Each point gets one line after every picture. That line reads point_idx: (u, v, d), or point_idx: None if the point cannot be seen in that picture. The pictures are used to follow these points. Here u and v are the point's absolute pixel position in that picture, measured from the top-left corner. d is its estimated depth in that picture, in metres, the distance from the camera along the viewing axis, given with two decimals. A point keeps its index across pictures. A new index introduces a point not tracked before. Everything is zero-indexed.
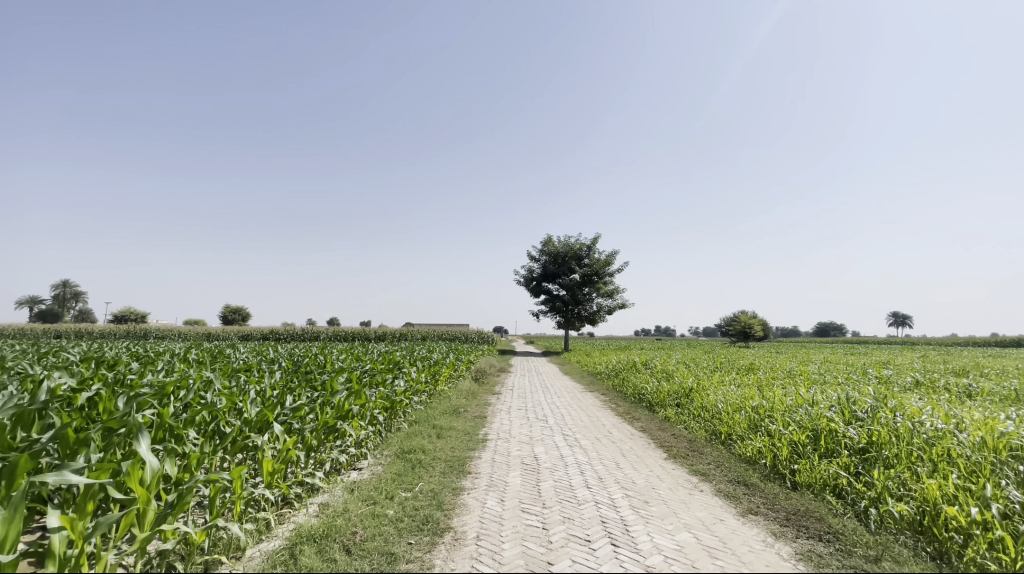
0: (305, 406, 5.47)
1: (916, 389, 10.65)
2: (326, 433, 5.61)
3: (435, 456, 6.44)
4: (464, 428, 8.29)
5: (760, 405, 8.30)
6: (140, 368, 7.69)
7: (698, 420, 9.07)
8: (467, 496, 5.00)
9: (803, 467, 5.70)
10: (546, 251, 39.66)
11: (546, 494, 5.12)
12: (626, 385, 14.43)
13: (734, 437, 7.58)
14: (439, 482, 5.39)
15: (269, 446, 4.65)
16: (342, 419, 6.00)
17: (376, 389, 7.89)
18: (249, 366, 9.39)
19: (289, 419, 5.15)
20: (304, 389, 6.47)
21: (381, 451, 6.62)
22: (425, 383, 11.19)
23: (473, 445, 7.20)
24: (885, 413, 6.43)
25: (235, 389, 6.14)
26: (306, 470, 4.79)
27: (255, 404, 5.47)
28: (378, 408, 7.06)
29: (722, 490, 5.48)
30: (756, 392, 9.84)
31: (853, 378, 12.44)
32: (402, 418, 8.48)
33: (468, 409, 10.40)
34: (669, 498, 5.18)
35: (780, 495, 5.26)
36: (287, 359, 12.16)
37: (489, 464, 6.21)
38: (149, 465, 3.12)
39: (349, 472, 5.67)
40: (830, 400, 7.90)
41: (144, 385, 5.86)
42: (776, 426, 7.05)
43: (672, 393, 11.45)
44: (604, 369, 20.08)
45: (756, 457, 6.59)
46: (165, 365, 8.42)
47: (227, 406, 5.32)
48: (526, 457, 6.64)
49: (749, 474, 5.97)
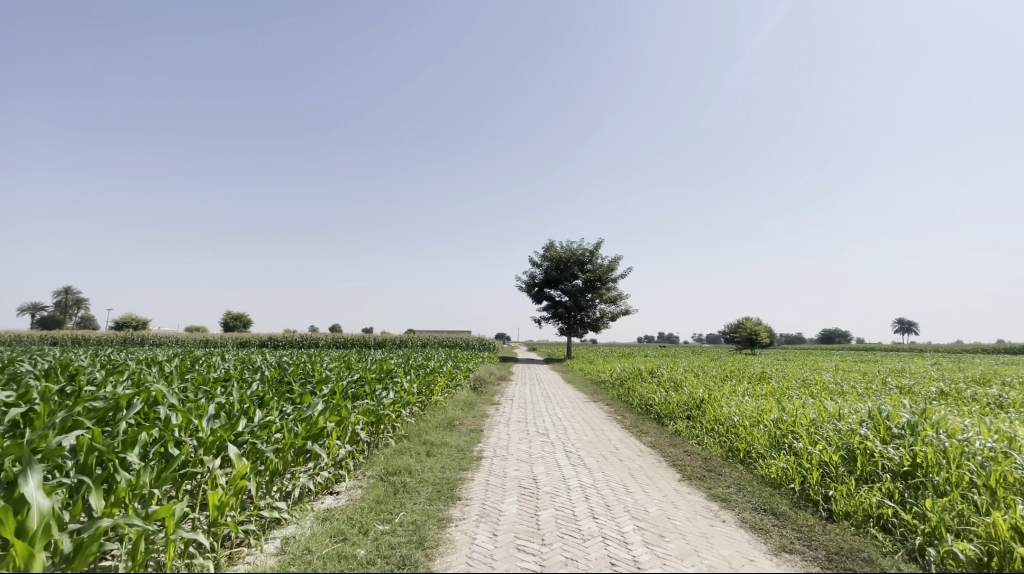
0: (271, 424, 4.83)
1: (945, 399, 9.92)
2: (297, 455, 4.96)
3: (422, 479, 5.74)
4: (457, 445, 7.60)
5: (780, 418, 7.59)
6: (105, 379, 7.04)
7: (711, 435, 8.38)
8: (455, 530, 4.30)
9: (840, 494, 4.99)
10: (549, 256, 39.04)
11: (545, 527, 4.44)
12: (632, 395, 13.70)
13: (754, 456, 6.86)
14: (422, 512, 4.69)
15: (222, 473, 3.99)
16: (316, 438, 5.34)
17: (361, 403, 7.23)
18: (228, 376, 8.72)
19: (251, 440, 4.51)
20: (275, 404, 5.80)
21: (364, 473, 5.96)
22: (418, 393, 10.49)
23: (465, 464, 6.51)
24: (927, 429, 5.71)
25: (198, 403, 5.48)
26: (267, 500, 4.16)
27: (215, 421, 4.83)
28: (361, 423, 6.40)
29: (748, 522, 4.78)
30: (773, 403, 9.14)
31: (875, 388, 11.69)
32: (389, 433, 7.80)
33: (464, 422, 9.72)
34: (688, 531, 4.50)
35: (815, 528, 4.56)
36: (274, 367, 11.53)
37: (482, 488, 5.52)
38: (35, 506, 2.57)
39: (322, 498, 5.03)
40: (860, 413, 7.18)
41: (94, 399, 5.21)
42: (802, 443, 6.34)
43: (682, 404, 10.74)
44: (608, 378, 19.28)
45: (782, 479, 5.87)
46: (132, 374, 7.73)
47: (182, 423, 4.68)
48: (525, 479, 5.95)
49: (776, 500, 5.25)
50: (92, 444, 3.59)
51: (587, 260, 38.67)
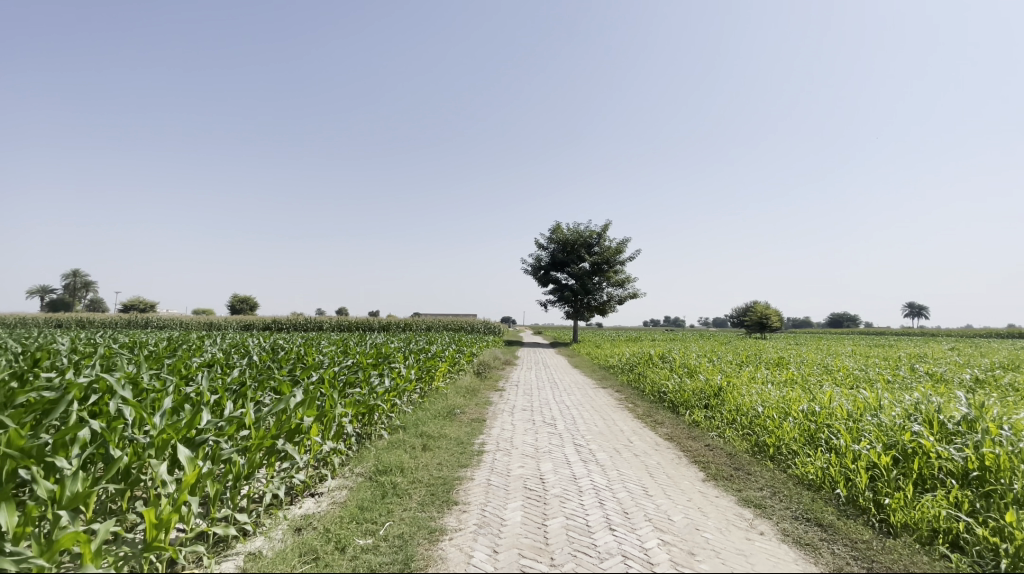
0: (237, 418, 4.21)
1: (987, 389, 9.12)
2: (267, 454, 4.31)
3: (414, 479, 5.09)
4: (458, 436, 6.99)
5: (812, 410, 6.91)
6: (74, 366, 6.46)
7: (733, 427, 7.73)
8: (447, 546, 3.67)
9: (897, 503, 4.31)
10: (555, 238, 38.12)
11: (555, 541, 3.79)
12: (643, 382, 13.09)
13: (786, 452, 6.21)
14: (412, 521, 4.05)
15: (168, 482, 3.37)
16: (292, 435, 4.70)
17: (350, 392, 6.60)
18: (212, 361, 8.15)
19: (210, 440, 3.87)
20: (250, 396, 5.15)
21: (352, 471, 5.37)
22: (417, 379, 9.87)
23: (464, 460, 5.88)
24: (991, 426, 4.99)
25: (161, 394, 4.87)
26: (226, 513, 3.55)
27: (173, 415, 4.20)
28: (348, 415, 5.77)
29: (790, 535, 4.11)
30: (800, 393, 8.45)
31: (905, 375, 10.89)
32: (383, 424, 7.17)
33: (465, 410, 9.12)
34: (722, 547, 3.86)
35: (872, 545, 3.90)
36: (266, 351, 10.93)
37: (482, 490, 4.88)
38: None
39: (300, 503, 4.44)
40: (902, 406, 6.47)
41: (43, 388, 4.61)
42: (842, 440, 5.67)
43: (698, 391, 10.09)
44: (616, 363, 18.60)
45: (823, 482, 5.18)
46: (103, 359, 7.10)
47: (133, 420, 4.07)
48: (530, 478, 5.32)
49: (820, 508, 4.57)
50: (3, 449, 2.99)
51: (594, 242, 37.72)
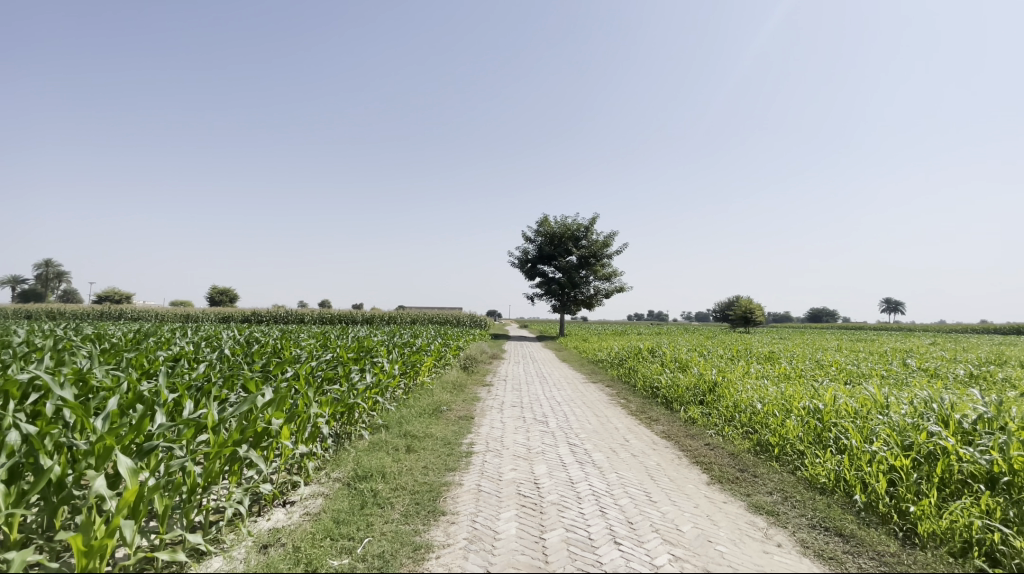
0: (196, 421, 3.69)
1: (982, 385, 8.94)
2: (229, 462, 3.82)
3: (396, 485, 4.63)
4: (444, 436, 6.54)
5: (816, 406, 6.60)
6: (20, 360, 5.84)
7: (732, 426, 7.41)
8: (433, 566, 3.23)
9: (924, 511, 3.98)
10: (542, 231, 37.82)
11: (554, 558, 3.37)
12: (634, 377, 12.78)
13: (792, 452, 5.90)
14: (394, 537, 3.61)
15: (106, 499, 2.87)
16: (257, 439, 4.20)
17: (328, 390, 6.11)
18: (179, 355, 7.56)
19: (163, 447, 3.37)
20: (214, 394, 4.64)
21: (326, 477, 4.88)
22: (400, 375, 9.37)
23: (452, 463, 5.44)
24: (1010, 426, 4.71)
25: (109, 394, 4.33)
26: (176, 533, 3.06)
27: (122, 417, 3.68)
28: (325, 415, 5.28)
29: (810, 547, 3.75)
30: (799, 389, 8.17)
31: (899, 371, 10.67)
32: (363, 425, 6.67)
33: (451, 407, 8.68)
34: (740, 562, 3.48)
35: (902, 558, 3.56)
36: (241, 345, 10.36)
37: (472, 497, 4.45)
38: None
39: (267, 516, 3.96)
40: (910, 403, 6.16)
41: None
42: (852, 440, 5.36)
43: (692, 386, 9.80)
44: (604, 358, 18.34)
45: (836, 486, 4.87)
46: (53, 351, 6.46)
47: (76, 423, 3.56)
48: (524, 483, 4.90)
49: (839, 515, 4.24)
50: None
51: (581, 236, 37.47)
